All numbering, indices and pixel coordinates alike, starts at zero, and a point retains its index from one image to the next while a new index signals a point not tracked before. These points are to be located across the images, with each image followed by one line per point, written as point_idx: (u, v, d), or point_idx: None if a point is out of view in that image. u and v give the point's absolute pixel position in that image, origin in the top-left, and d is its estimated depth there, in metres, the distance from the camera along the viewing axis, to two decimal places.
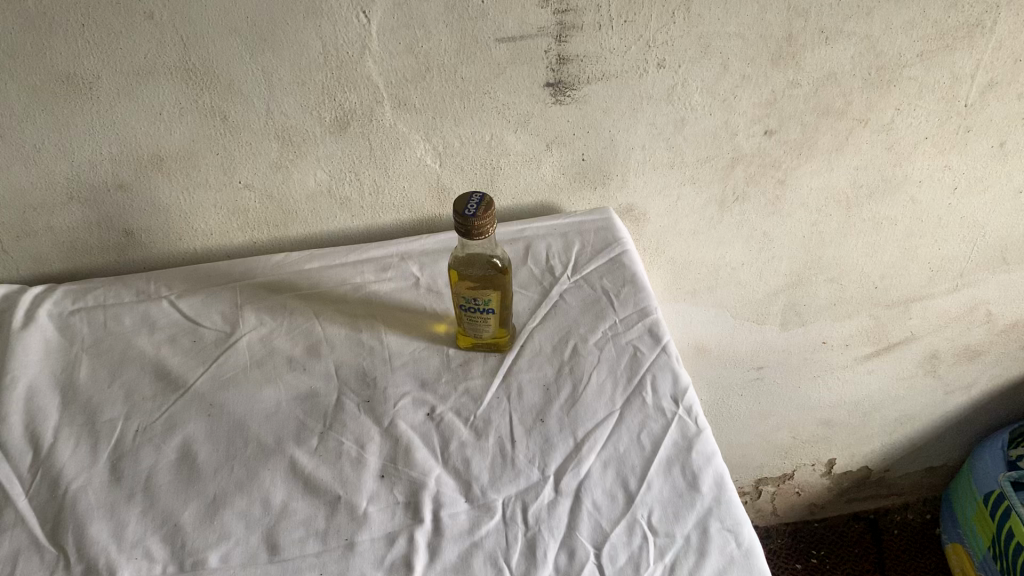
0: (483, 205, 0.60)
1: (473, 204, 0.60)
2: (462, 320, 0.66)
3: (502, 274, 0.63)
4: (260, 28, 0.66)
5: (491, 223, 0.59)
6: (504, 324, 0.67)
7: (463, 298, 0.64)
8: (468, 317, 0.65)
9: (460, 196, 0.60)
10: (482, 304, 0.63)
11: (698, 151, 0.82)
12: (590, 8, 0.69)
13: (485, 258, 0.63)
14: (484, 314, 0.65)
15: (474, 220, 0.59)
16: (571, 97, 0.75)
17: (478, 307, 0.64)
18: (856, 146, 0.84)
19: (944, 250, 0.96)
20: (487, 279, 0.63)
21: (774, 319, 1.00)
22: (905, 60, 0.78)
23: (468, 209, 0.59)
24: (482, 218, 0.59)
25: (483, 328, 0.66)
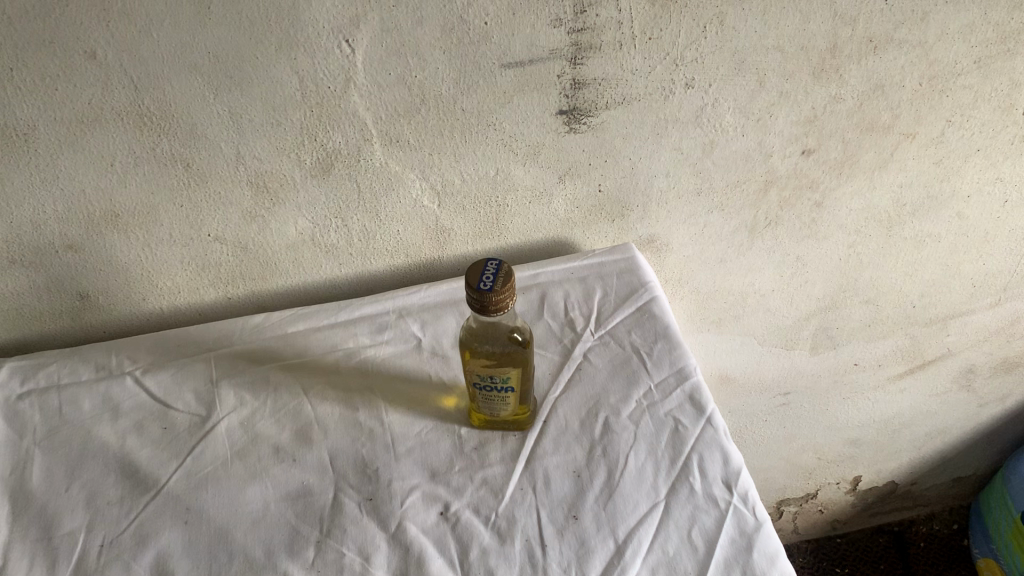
0: (501, 275, 0.51)
1: (489, 274, 0.50)
2: (476, 398, 0.57)
3: (523, 349, 0.54)
4: (226, 64, 0.56)
5: (511, 297, 0.50)
6: (525, 401, 0.58)
7: (477, 376, 0.54)
8: (484, 395, 0.56)
9: (474, 263, 0.51)
10: (500, 382, 0.54)
11: (729, 175, 0.72)
12: (610, 26, 0.59)
13: (503, 331, 0.54)
14: (502, 393, 0.56)
15: (492, 295, 0.49)
16: (587, 124, 0.65)
17: (495, 385, 0.55)
18: (901, 161, 0.75)
19: (989, 266, 0.88)
20: (506, 355, 0.54)
21: (805, 343, 0.92)
22: (960, 68, 0.69)
23: (483, 282, 0.50)
24: (500, 292, 0.49)
25: (501, 406, 0.57)
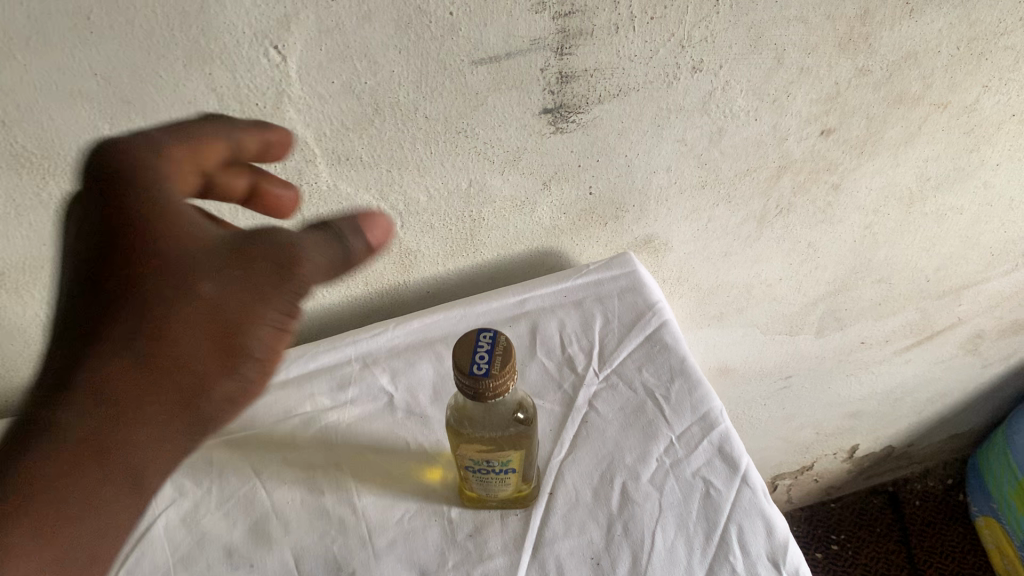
0: (497, 350, 0.40)
1: (482, 353, 0.40)
2: (469, 480, 0.47)
3: (527, 429, 0.44)
4: (119, 87, 0.43)
5: (511, 380, 0.40)
6: (527, 477, 0.48)
7: (470, 460, 0.44)
8: (478, 478, 0.46)
9: (464, 338, 0.40)
10: (499, 466, 0.44)
11: (738, 165, 0.62)
12: (604, 7, 0.48)
13: (503, 409, 0.44)
14: (502, 474, 0.45)
15: (488, 381, 0.39)
16: (576, 122, 0.54)
17: (493, 469, 0.45)
18: (930, 134, 0.65)
19: (1010, 233, 0.79)
20: (507, 439, 0.44)
21: (810, 328, 0.83)
22: (1004, 27, 0.58)
23: (476, 364, 0.39)
24: (497, 377, 0.39)
25: (499, 488, 0.47)
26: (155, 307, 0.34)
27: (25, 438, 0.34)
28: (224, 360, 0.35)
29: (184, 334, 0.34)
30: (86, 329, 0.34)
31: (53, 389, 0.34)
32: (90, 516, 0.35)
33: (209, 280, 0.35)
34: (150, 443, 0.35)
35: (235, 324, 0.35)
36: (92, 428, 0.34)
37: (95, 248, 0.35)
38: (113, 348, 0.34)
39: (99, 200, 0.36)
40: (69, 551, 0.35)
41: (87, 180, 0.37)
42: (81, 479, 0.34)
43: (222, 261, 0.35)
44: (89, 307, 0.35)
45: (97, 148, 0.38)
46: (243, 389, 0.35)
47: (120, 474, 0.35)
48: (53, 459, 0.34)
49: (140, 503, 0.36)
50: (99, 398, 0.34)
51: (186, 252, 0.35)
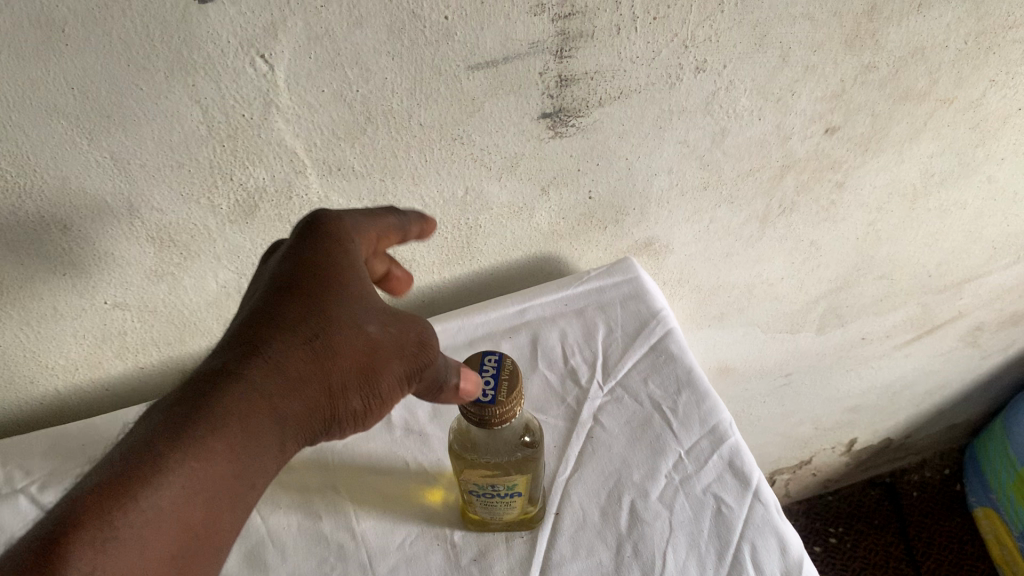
0: (503, 376, 0.41)
1: (489, 379, 0.40)
2: (473, 505, 0.45)
3: (534, 453, 0.43)
4: (97, 101, 0.41)
5: (517, 407, 0.40)
6: (533, 500, 0.46)
7: (473, 486, 0.43)
8: (482, 502, 0.44)
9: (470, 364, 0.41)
10: (504, 491, 0.43)
11: (741, 165, 0.60)
12: (605, 7, 0.46)
13: (507, 433, 0.43)
14: (507, 499, 0.44)
15: (494, 408, 0.39)
16: (576, 126, 0.52)
17: (497, 495, 0.43)
18: (935, 129, 0.64)
19: (1013, 226, 0.78)
20: (512, 463, 0.42)
21: (811, 326, 0.82)
22: (1013, 20, 0.57)
23: (482, 391, 0.40)
24: (503, 404, 0.39)
25: (504, 511, 0.45)
26: (323, 329, 0.38)
27: (196, 417, 0.35)
28: (358, 389, 0.39)
29: (338, 359, 0.38)
30: (255, 328, 0.38)
31: (221, 373, 0.36)
32: (224, 502, 0.35)
33: (374, 324, 0.40)
34: (278, 429, 0.37)
35: (381, 365, 0.39)
36: (263, 417, 0.36)
37: (281, 272, 0.40)
38: (282, 349, 0.37)
39: (301, 242, 0.41)
40: (192, 539, 0.33)
41: (298, 234, 0.42)
42: (227, 462, 0.35)
43: (386, 314, 0.41)
44: (263, 311, 0.39)
45: (304, 222, 0.43)
46: (362, 411, 0.40)
47: (258, 467, 0.36)
48: (215, 437, 0.34)
49: (253, 499, 0.36)
50: (266, 392, 0.36)
51: (354, 295, 0.40)
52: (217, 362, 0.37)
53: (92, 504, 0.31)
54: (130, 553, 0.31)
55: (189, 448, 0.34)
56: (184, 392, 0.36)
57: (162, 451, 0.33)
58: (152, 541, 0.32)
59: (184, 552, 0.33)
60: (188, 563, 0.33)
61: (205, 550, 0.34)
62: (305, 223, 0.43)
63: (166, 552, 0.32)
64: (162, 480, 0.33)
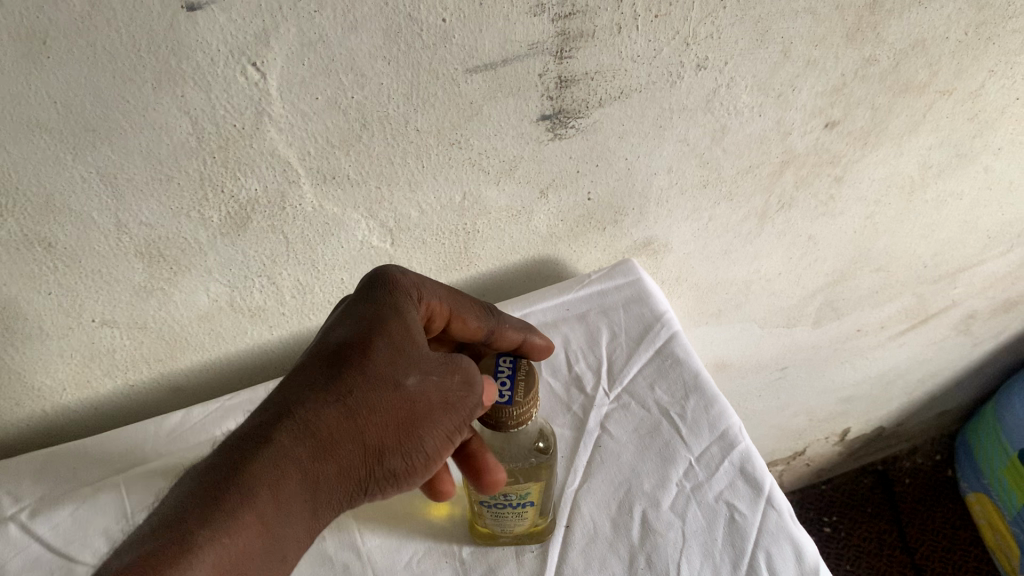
0: (520, 379, 0.42)
1: (506, 382, 0.42)
2: (482, 516, 0.45)
3: (548, 460, 0.44)
4: (82, 115, 0.39)
5: (535, 409, 0.41)
6: (544, 511, 0.46)
7: (485, 495, 0.43)
8: (492, 514, 0.44)
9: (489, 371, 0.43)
10: (516, 501, 0.43)
11: (741, 162, 0.59)
12: (606, 6, 0.44)
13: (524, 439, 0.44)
14: (518, 509, 0.44)
15: (510, 409, 0.40)
16: (576, 127, 0.51)
17: (508, 504, 0.43)
18: (934, 121, 0.63)
19: (1008, 215, 0.78)
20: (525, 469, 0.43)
21: (808, 319, 0.82)
22: (1013, 10, 0.56)
23: (500, 393, 0.41)
24: (519, 404, 0.40)
25: (513, 523, 0.45)
26: (361, 387, 0.40)
27: (227, 490, 0.36)
28: (397, 445, 0.41)
29: (373, 416, 0.40)
30: (294, 395, 0.40)
31: (254, 442, 0.38)
32: (252, 574, 0.35)
33: (413, 377, 0.41)
34: (314, 494, 0.39)
35: (419, 418, 0.41)
36: (295, 482, 0.38)
37: (335, 334, 0.43)
38: (316, 411, 0.39)
39: (357, 305, 0.44)
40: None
41: (360, 293, 0.45)
42: (257, 533, 0.36)
43: (427, 365, 0.42)
44: (306, 375, 0.41)
45: (363, 282, 0.45)
46: (403, 467, 0.41)
47: (290, 533, 0.37)
48: (245, 509, 0.36)
49: (283, 571, 0.37)
50: (299, 458, 0.38)
51: (394, 351, 0.42)
52: (255, 427, 0.39)
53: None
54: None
55: (220, 525, 0.35)
56: (217, 462, 0.37)
57: (191, 530, 0.34)
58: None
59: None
60: None
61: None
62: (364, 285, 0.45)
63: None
64: (191, 558, 0.33)
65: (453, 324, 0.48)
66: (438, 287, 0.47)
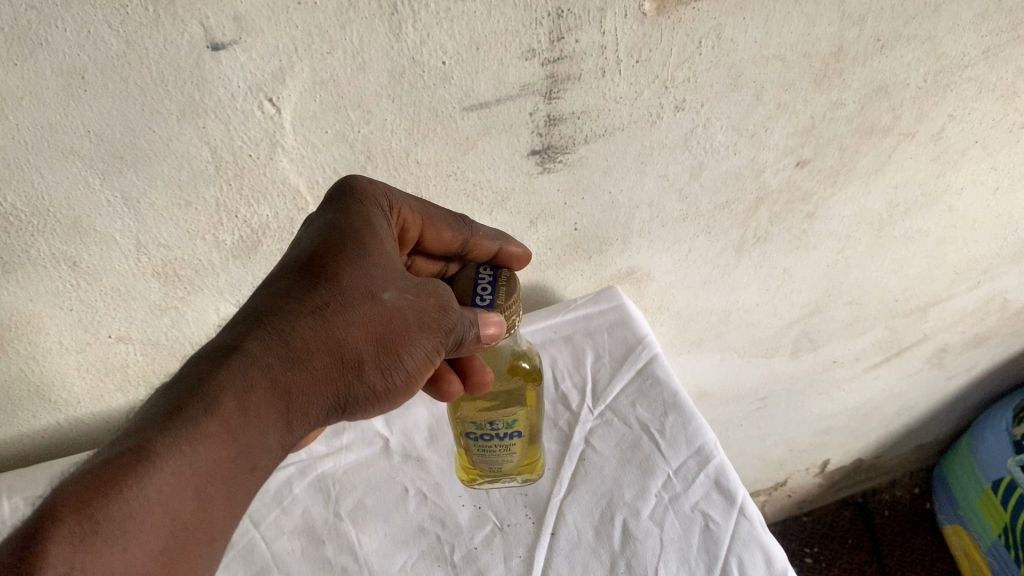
0: (498, 285, 0.46)
1: (485, 288, 0.46)
2: (471, 451, 0.51)
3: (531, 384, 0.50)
4: (111, 142, 0.43)
5: (514, 311, 0.46)
6: (528, 449, 0.51)
7: (473, 424, 0.49)
8: (481, 447, 0.50)
9: (467, 281, 0.47)
10: (502, 430, 0.49)
11: (718, 197, 0.63)
12: (591, 51, 0.48)
13: (505, 358, 0.50)
14: (506, 441, 0.49)
15: (493, 309, 0.45)
16: (563, 161, 0.55)
17: (496, 433, 0.49)
18: (898, 162, 0.67)
19: (973, 252, 0.82)
20: (511, 390, 0.50)
21: (785, 350, 0.85)
22: (968, 60, 0.60)
23: (480, 297, 0.45)
24: (502, 305, 0.45)
25: (501, 457, 0.51)
26: (337, 300, 0.41)
27: (192, 402, 0.36)
28: (376, 361, 0.42)
29: (351, 330, 0.41)
30: (268, 306, 0.41)
31: (226, 352, 0.39)
32: (217, 486, 0.36)
33: (389, 292, 0.43)
34: (284, 402, 0.39)
35: (395, 333, 0.42)
36: (264, 389, 0.38)
37: (307, 245, 0.44)
38: (289, 321, 0.40)
39: (332, 215, 0.45)
40: (185, 529, 0.34)
41: (329, 204, 0.45)
42: (223, 442, 0.36)
43: (402, 282, 0.44)
44: (280, 288, 0.42)
45: (330, 193, 0.46)
46: (382, 385, 0.43)
47: (257, 444, 0.38)
48: (209, 418, 0.36)
49: (251, 480, 0.38)
50: (269, 365, 0.39)
51: (369, 267, 0.43)
52: (228, 339, 0.40)
53: (82, 496, 0.32)
54: (136, 540, 0.32)
55: (184, 431, 0.35)
56: (184, 373, 0.38)
57: (150, 438, 0.34)
58: (152, 527, 0.33)
59: (178, 538, 0.34)
60: (183, 553, 0.34)
61: (199, 539, 0.35)
62: (332, 195, 0.46)
63: (163, 537, 0.33)
64: (151, 467, 0.33)
65: (427, 234, 0.50)
66: (409, 197, 0.48)
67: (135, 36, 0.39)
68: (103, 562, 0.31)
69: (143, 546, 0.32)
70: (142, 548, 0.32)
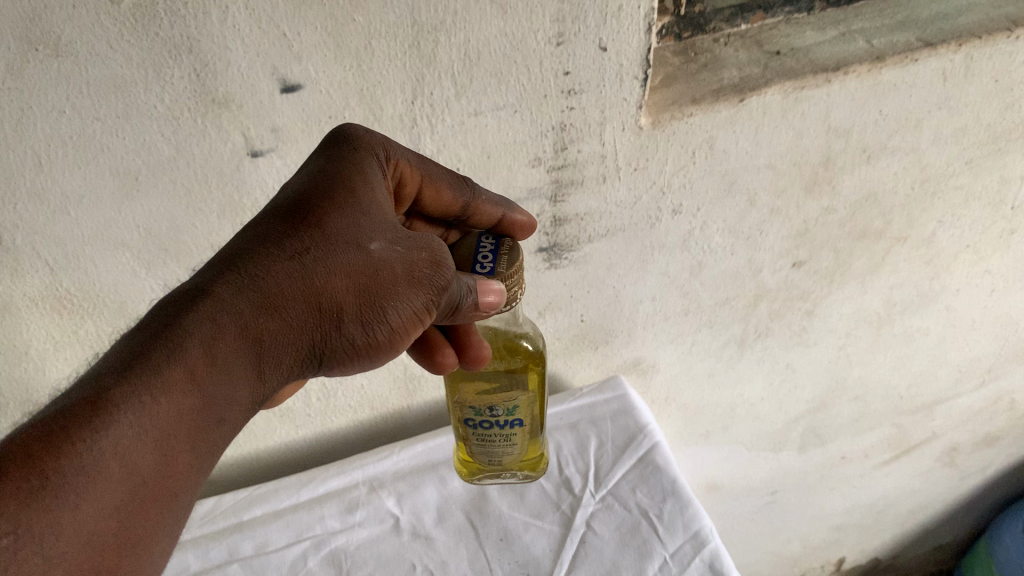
0: (499, 255, 0.45)
1: (486, 256, 0.44)
2: (472, 440, 0.54)
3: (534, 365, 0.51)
4: (158, 237, 0.48)
5: (517, 282, 0.44)
6: (525, 439, 0.55)
7: (473, 410, 0.51)
8: (481, 435, 0.53)
9: (467, 249, 0.45)
10: (502, 416, 0.51)
11: (718, 294, 0.67)
12: (593, 160, 0.53)
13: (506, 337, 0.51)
14: (507, 427, 0.52)
15: (493, 277, 0.43)
16: (569, 258, 0.59)
17: (496, 420, 0.52)
18: (893, 264, 0.71)
19: (975, 351, 0.84)
20: (509, 370, 0.51)
21: (793, 444, 0.87)
22: (952, 170, 0.65)
23: (481, 264, 0.44)
24: (505, 273, 0.43)
25: (501, 446, 0.55)
26: (319, 246, 0.38)
27: (155, 347, 0.33)
28: (357, 314, 0.39)
29: (333, 279, 0.38)
30: (243, 248, 0.38)
31: (193, 294, 0.36)
32: (182, 439, 0.33)
33: (377, 242, 0.40)
34: (256, 351, 0.37)
35: (382, 286, 0.39)
36: (234, 337, 0.35)
37: (297, 187, 0.41)
38: (265, 264, 0.37)
39: (323, 160, 0.42)
40: (146, 486, 0.32)
41: (322, 151, 0.43)
42: (187, 391, 0.33)
43: (392, 234, 0.41)
44: (259, 230, 0.38)
45: (325, 140, 0.44)
46: (363, 340, 0.40)
47: (224, 396, 0.35)
48: (172, 366, 0.33)
49: (217, 434, 0.35)
50: (239, 312, 0.36)
51: (356, 216, 0.40)
52: (198, 282, 0.36)
53: (34, 447, 0.29)
54: (90, 499, 0.30)
55: (144, 381, 0.32)
56: (147, 318, 0.35)
57: (107, 387, 0.32)
58: (108, 484, 0.31)
59: (137, 494, 0.32)
60: (142, 511, 0.32)
61: (161, 495, 0.33)
62: (327, 143, 0.44)
63: (121, 495, 0.31)
64: (109, 418, 0.31)
65: (425, 194, 0.47)
66: (408, 152, 0.46)
67: (183, 144, 0.44)
68: (49, 527, 0.29)
69: (96, 505, 0.30)
70: (96, 506, 0.30)
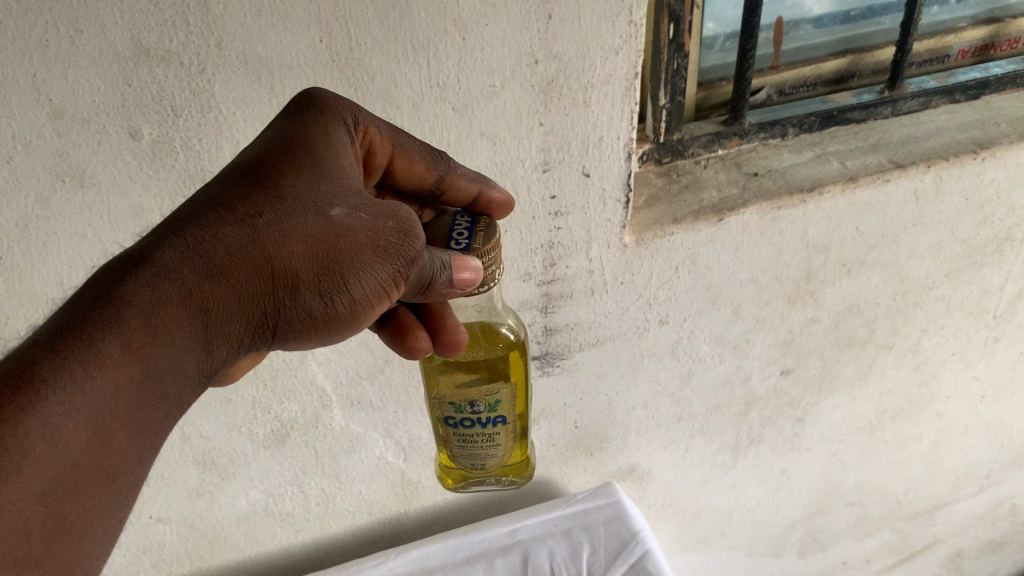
0: (476, 234, 0.42)
1: (461, 233, 0.42)
2: (453, 442, 0.49)
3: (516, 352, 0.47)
4: None
5: (494, 255, 0.41)
6: (514, 440, 0.50)
7: (455, 406, 0.47)
8: (463, 436, 0.49)
9: (442, 227, 0.42)
10: (484, 412, 0.47)
11: (708, 401, 0.69)
12: (581, 274, 0.56)
13: (487, 331, 0.47)
14: (492, 425, 0.48)
15: (469, 253, 0.40)
16: (561, 366, 0.62)
17: (478, 417, 0.48)
18: (880, 371, 0.73)
19: (970, 457, 0.85)
20: (490, 358, 0.47)
21: (792, 550, 0.87)
22: (932, 281, 0.67)
23: (456, 241, 0.41)
24: (480, 248, 0.40)
25: (485, 451, 0.50)
26: (272, 210, 0.35)
27: (92, 321, 0.31)
28: (315, 283, 0.35)
29: (287, 245, 0.35)
30: (191, 212, 0.35)
31: (135, 261, 0.33)
32: (121, 419, 0.32)
33: (339, 208, 0.36)
34: (202, 322, 0.34)
35: (342, 254, 0.36)
36: (176, 306, 0.33)
37: (257, 149, 0.38)
38: (214, 230, 0.34)
39: (286, 127, 0.39)
40: (76, 468, 0.30)
41: (286, 117, 0.40)
42: (125, 365, 0.31)
43: (358, 199, 0.37)
44: (211, 193, 0.35)
45: (291, 105, 0.40)
46: (322, 311, 0.36)
47: (168, 369, 0.33)
48: (109, 338, 0.31)
49: (161, 410, 0.33)
50: (183, 279, 0.33)
51: (317, 179, 0.37)
52: (141, 247, 0.34)
53: None
54: (16, 481, 0.29)
55: (77, 355, 0.30)
56: (87, 286, 0.33)
57: (39, 362, 0.30)
58: (35, 467, 0.29)
59: (69, 475, 0.30)
60: (74, 493, 0.31)
61: (97, 477, 0.31)
62: (291, 111, 0.40)
63: (49, 476, 0.30)
64: (36, 398, 0.29)
65: (397, 165, 0.43)
66: (379, 120, 0.42)
67: None
68: None
69: (23, 490, 0.29)
70: (21, 489, 0.29)
